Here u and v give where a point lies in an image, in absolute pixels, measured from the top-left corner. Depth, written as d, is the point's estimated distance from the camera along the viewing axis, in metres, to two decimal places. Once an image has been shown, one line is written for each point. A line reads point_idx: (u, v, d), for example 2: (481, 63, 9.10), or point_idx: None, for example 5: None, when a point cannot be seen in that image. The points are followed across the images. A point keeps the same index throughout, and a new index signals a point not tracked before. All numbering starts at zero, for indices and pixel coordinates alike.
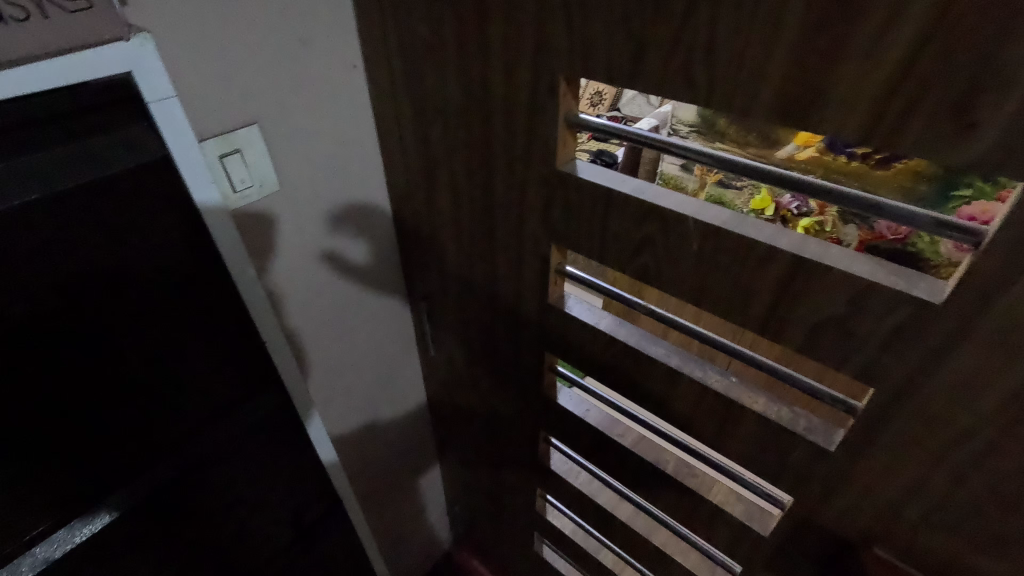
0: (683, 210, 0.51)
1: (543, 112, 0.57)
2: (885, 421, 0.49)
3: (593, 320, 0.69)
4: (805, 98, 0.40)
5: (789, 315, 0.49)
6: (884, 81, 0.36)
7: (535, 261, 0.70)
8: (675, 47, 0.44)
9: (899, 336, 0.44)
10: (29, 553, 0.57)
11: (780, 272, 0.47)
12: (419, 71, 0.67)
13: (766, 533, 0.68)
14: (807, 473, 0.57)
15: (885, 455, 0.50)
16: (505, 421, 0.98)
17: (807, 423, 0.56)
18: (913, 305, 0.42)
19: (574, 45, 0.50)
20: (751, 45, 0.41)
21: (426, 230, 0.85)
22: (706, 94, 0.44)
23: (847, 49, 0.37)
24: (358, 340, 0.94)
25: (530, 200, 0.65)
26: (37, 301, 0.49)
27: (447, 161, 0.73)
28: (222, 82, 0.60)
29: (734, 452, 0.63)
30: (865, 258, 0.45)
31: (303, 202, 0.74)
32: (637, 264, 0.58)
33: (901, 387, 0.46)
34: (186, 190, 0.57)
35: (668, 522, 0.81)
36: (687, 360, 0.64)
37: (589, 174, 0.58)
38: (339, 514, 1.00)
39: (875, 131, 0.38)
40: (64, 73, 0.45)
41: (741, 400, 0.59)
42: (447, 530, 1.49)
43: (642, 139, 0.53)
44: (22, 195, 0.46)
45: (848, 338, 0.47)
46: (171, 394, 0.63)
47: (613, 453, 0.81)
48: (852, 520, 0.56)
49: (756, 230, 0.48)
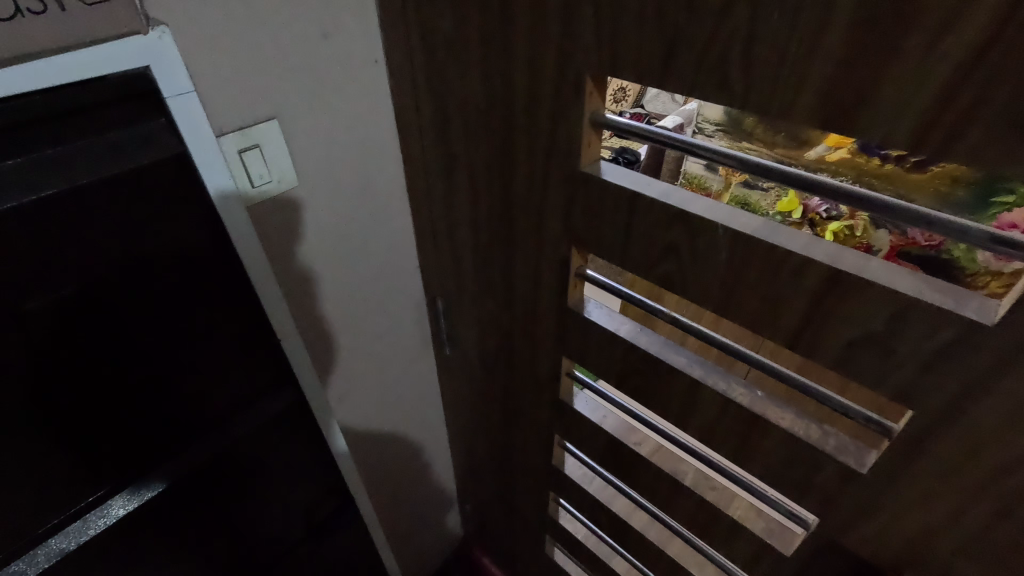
0: (712, 216, 0.49)
1: (568, 112, 0.55)
2: (923, 446, 0.46)
3: (612, 325, 0.68)
4: (850, 102, 0.37)
5: (823, 330, 0.47)
6: (940, 86, 0.34)
7: (554, 263, 0.68)
8: (709, 47, 0.42)
9: (943, 358, 0.41)
10: (45, 544, 0.58)
11: (814, 285, 0.45)
12: (441, 67, 0.66)
13: (787, 552, 0.65)
14: (835, 493, 0.55)
15: (921, 481, 0.47)
16: (519, 423, 0.97)
17: (836, 441, 0.54)
18: (960, 325, 0.39)
19: (602, 43, 0.48)
20: (792, 45, 0.38)
21: (444, 228, 0.84)
22: (741, 97, 0.42)
23: (900, 51, 0.34)
24: (375, 338, 0.93)
25: (551, 202, 0.63)
26: (54, 295, 0.49)
27: (468, 160, 0.71)
28: (242, 76, 0.60)
29: (756, 468, 0.61)
30: (908, 272, 0.42)
31: (321, 198, 0.74)
32: (660, 271, 0.56)
33: (942, 411, 0.43)
34: (204, 186, 0.56)
35: (684, 534, 0.79)
36: (711, 371, 0.61)
37: (613, 175, 0.56)
38: (351, 511, 1.00)
39: (927, 139, 0.35)
40: (85, 68, 0.45)
41: (766, 415, 0.56)
42: (457, 528, 1.49)
43: (671, 140, 0.51)
44: (39, 190, 0.46)
45: (886, 358, 0.44)
46: (187, 390, 0.63)
47: (630, 461, 0.79)
48: (882, 545, 0.54)
49: (790, 239, 0.46)
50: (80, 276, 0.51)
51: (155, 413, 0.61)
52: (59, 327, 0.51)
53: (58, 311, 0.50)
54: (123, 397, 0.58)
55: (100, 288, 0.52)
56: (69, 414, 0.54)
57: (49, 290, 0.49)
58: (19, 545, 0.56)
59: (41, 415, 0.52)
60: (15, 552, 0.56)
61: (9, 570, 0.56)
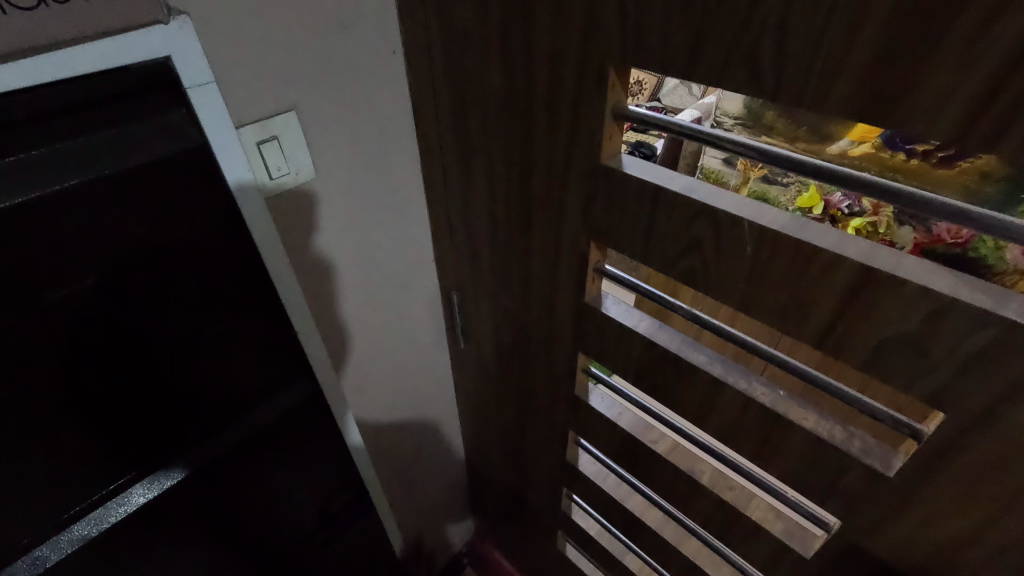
0: (738, 212, 0.48)
1: (588, 105, 0.54)
2: (955, 452, 0.44)
3: (631, 322, 0.67)
4: (890, 93, 0.36)
5: (853, 330, 0.45)
6: (987, 77, 0.32)
7: (572, 258, 0.68)
8: (739, 36, 0.40)
9: (980, 361, 0.40)
10: (69, 530, 0.59)
11: (845, 283, 0.44)
12: (459, 59, 0.65)
13: (807, 554, 0.64)
14: (859, 497, 0.53)
15: (952, 487, 0.46)
16: (534, 418, 0.96)
17: (862, 443, 0.52)
18: (1000, 327, 0.38)
19: (626, 33, 0.47)
20: (828, 33, 0.37)
21: (461, 222, 0.83)
22: (772, 88, 0.41)
23: (945, 39, 0.33)
24: (390, 331, 0.93)
25: (571, 196, 0.62)
26: (77, 286, 0.50)
27: (485, 152, 0.70)
28: (260, 68, 0.59)
29: (777, 469, 0.59)
30: (945, 271, 0.40)
31: (339, 191, 0.74)
32: (682, 267, 0.55)
33: (978, 414, 0.42)
34: (222, 177, 0.56)
35: (700, 533, 0.78)
36: (731, 369, 0.60)
37: (635, 169, 0.55)
38: (364, 503, 1.00)
39: (971, 132, 0.34)
40: (106, 59, 0.45)
41: (789, 415, 0.55)
42: (469, 522, 1.49)
43: (696, 133, 0.49)
44: (62, 180, 0.46)
45: (919, 359, 0.43)
46: (206, 381, 0.64)
47: (646, 459, 0.78)
48: (908, 550, 0.52)
49: (820, 236, 0.44)
50: (103, 268, 0.51)
51: (175, 404, 0.62)
52: (80, 317, 0.51)
53: (80, 301, 0.51)
54: (142, 388, 0.58)
55: (121, 278, 0.52)
56: (90, 403, 0.55)
57: (71, 281, 0.49)
58: (42, 530, 0.56)
59: (63, 405, 0.53)
60: (39, 537, 0.57)
61: (33, 555, 0.57)
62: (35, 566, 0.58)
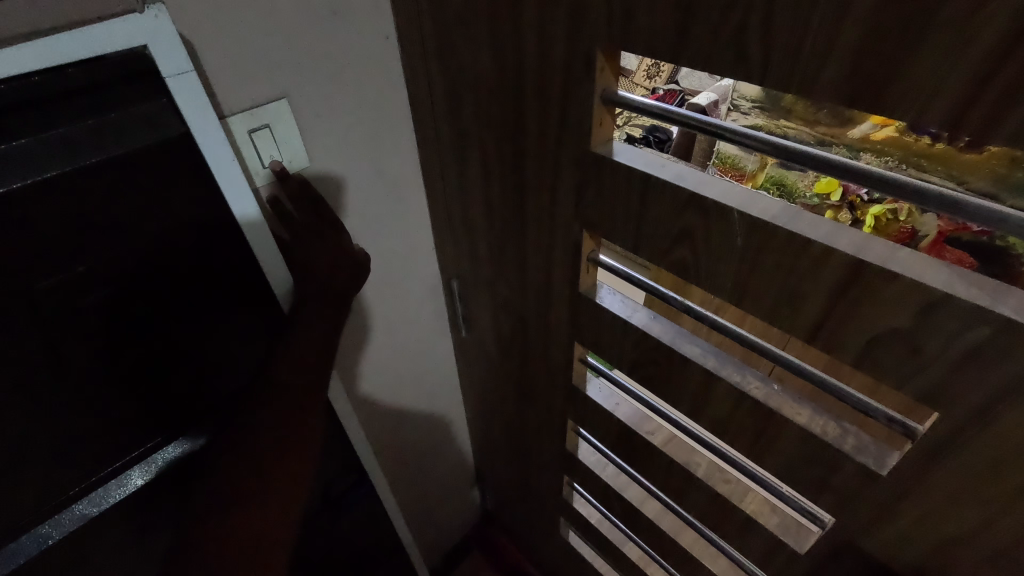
0: (727, 201, 0.46)
1: (578, 90, 0.52)
2: (948, 452, 0.43)
3: (626, 313, 0.65)
4: (878, 76, 0.34)
5: (844, 324, 0.44)
6: (978, 63, 0.30)
7: (566, 248, 0.66)
8: (724, 20, 0.39)
9: (975, 359, 0.38)
10: (70, 510, 0.59)
11: (835, 276, 0.42)
12: (452, 44, 0.64)
13: (802, 550, 0.63)
14: (852, 494, 0.52)
15: (947, 486, 0.44)
16: (533, 406, 0.96)
17: (855, 441, 0.51)
18: (995, 324, 0.36)
19: (613, 15, 0.45)
20: (817, 13, 0.35)
21: (459, 210, 0.83)
22: (760, 72, 0.39)
23: (939, 17, 0.30)
24: (389, 320, 0.94)
25: (563, 183, 0.61)
26: (63, 274, 0.51)
27: (479, 139, 0.70)
28: (251, 56, 0.59)
29: (771, 464, 0.58)
30: (942, 264, 0.38)
31: (335, 180, 0.74)
32: (674, 257, 0.54)
33: (974, 414, 0.40)
34: (205, 165, 0.57)
35: (698, 526, 0.77)
36: (725, 362, 0.59)
37: (626, 157, 0.53)
38: (366, 488, 1.02)
39: (966, 116, 0.32)
40: (75, 49, 0.46)
41: (782, 411, 0.54)
42: (475, 508, 1.51)
43: (689, 121, 0.48)
44: (43, 170, 0.47)
45: (914, 357, 0.41)
46: (200, 366, 0.65)
47: (642, 451, 0.78)
48: (904, 550, 0.51)
49: (811, 227, 0.43)
50: (88, 256, 0.52)
51: (167, 391, 0.63)
52: (71, 303, 0.52)
53: (69, 288, 0.51)
54: (133, 375, 0.59)
55: (106, 267, 0.53)
56: (82, 388, 0.56)
57: (59, 269, 0.50)
58: (44, 509, 0.57)
59: (60, 388, 0.54)
60: (42, 515, 0.57)
61: (36, 533, 0.57)
62: (36, 545, 0.58)
